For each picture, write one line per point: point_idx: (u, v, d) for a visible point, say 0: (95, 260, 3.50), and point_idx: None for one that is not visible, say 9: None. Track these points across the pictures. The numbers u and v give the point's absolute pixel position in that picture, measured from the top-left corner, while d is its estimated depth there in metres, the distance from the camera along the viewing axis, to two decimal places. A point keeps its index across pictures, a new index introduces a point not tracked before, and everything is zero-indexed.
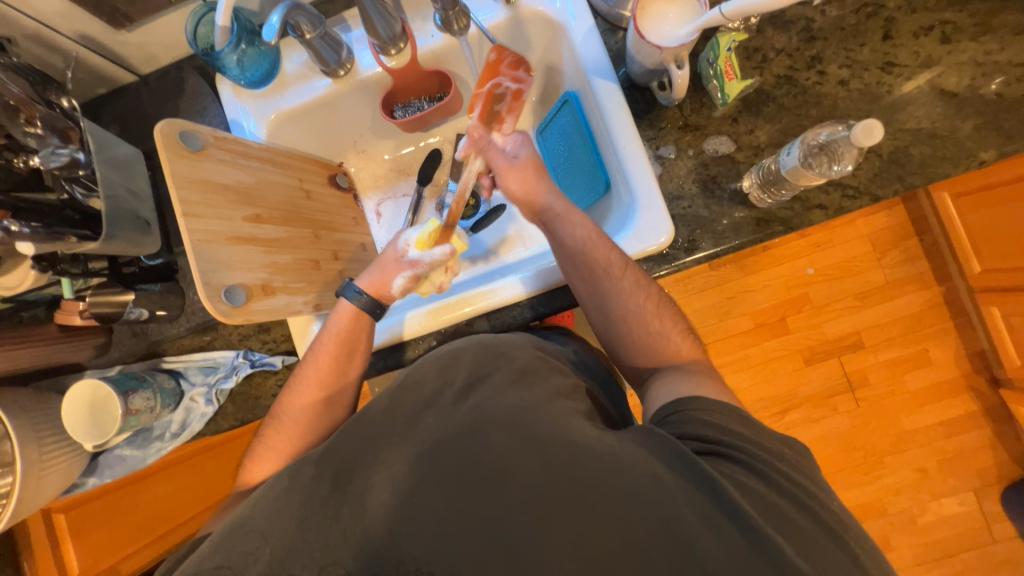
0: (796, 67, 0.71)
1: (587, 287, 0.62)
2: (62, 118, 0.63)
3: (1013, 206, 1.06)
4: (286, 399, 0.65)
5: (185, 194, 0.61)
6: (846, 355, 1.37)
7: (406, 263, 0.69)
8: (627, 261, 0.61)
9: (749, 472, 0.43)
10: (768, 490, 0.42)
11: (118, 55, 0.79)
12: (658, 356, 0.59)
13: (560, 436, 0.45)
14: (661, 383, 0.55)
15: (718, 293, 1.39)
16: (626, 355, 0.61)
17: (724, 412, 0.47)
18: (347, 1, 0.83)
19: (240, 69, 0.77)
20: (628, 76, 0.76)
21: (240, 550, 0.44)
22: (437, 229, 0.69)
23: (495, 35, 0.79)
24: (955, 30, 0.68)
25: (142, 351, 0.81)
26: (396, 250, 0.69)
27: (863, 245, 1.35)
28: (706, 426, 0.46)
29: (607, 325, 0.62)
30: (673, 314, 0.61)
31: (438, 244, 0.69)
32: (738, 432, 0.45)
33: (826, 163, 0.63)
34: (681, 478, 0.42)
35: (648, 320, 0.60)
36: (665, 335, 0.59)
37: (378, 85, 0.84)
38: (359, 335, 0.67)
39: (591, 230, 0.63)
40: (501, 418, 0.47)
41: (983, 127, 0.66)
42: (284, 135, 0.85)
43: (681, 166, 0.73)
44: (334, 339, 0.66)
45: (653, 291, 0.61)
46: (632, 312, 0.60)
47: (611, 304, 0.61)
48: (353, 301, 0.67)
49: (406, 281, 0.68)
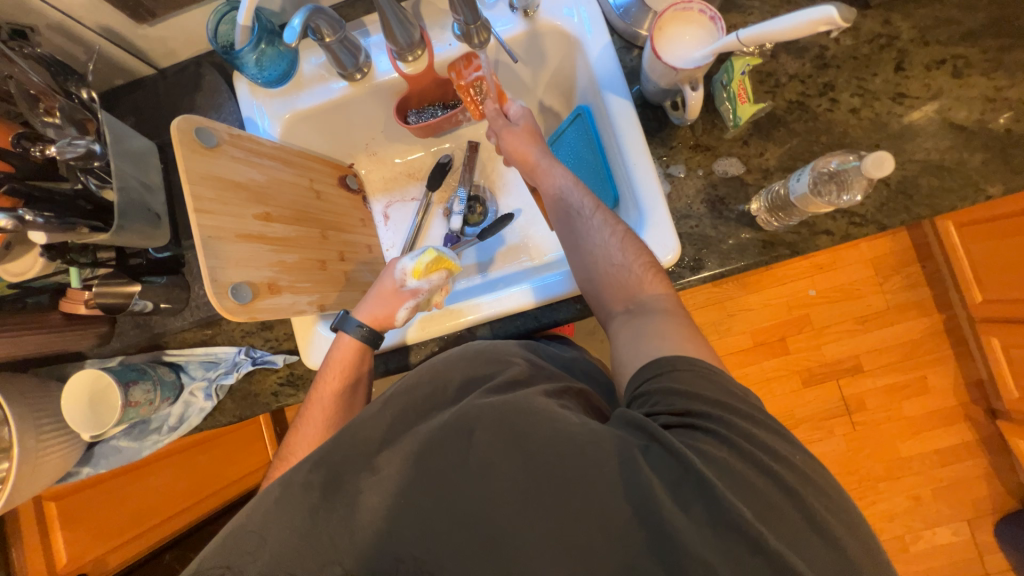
0: (808, 93, 0.72)
1: (564, 230, 0.64)
2: (81, 109, 0.64)
3: (1016, 237, 1.06)
4: (299, 429, 0.66)
5: (198, 190, 0.61)
6: (844, 378, 1.36)
7: (407, 294, 0.71)
8: (598, 203, 0.63)
9: (717, 439, 0.42)
10: (735, 457, 0.40)
11: (138, 48, 0.80)
12: (627, 292, 0.58)
13: (553, 446, 0.43)
14: (634, 327, 0.54)
15: (718, 309, 1.40)
16: (596, 296, 0.61)
17: (690, 376, 0.45)
18: (367, 6, 0.84)
19: (258, 68, 0.78)
20: (642, 94, 0.77)
21: (240, 549, 0.44)
22: (434, 258, 0.71)
23: (513, 47, 0.80)
24: (967, 64, 0.69)
25: (144, 343, 0.81)
26: (395, 281, 0.70)
27: (865, 270, 1.36)
28: (672, 394, 0.45)
29: (581, 269, 0.62)
30: (641, 252, 0.60)
31: (436, 271, 0.71)
32: (705, 395, 0.44)
33: (835, 192, 0.63)
34: (651, 455, 0.41)
35: (617, 257, 0.60)
36: (633, 270, 0.58)
37: (393, 90, 0.85)
38: (362, 363, 0.69)
39: (570, 179, 0.67)
40: (489, 414, 0.46)
41: (990, 161, 0.67)
42: (297, 135, 0.85)
43: (690, 185, 0.73)
44: (338, 373, 0.67)
45: (620, 228, 0.62)
46: (599, 246, 0.60)
47: (585, 246, 0.62)
48: (354, 334, 0.68)
49: (410, 310, 0.70)
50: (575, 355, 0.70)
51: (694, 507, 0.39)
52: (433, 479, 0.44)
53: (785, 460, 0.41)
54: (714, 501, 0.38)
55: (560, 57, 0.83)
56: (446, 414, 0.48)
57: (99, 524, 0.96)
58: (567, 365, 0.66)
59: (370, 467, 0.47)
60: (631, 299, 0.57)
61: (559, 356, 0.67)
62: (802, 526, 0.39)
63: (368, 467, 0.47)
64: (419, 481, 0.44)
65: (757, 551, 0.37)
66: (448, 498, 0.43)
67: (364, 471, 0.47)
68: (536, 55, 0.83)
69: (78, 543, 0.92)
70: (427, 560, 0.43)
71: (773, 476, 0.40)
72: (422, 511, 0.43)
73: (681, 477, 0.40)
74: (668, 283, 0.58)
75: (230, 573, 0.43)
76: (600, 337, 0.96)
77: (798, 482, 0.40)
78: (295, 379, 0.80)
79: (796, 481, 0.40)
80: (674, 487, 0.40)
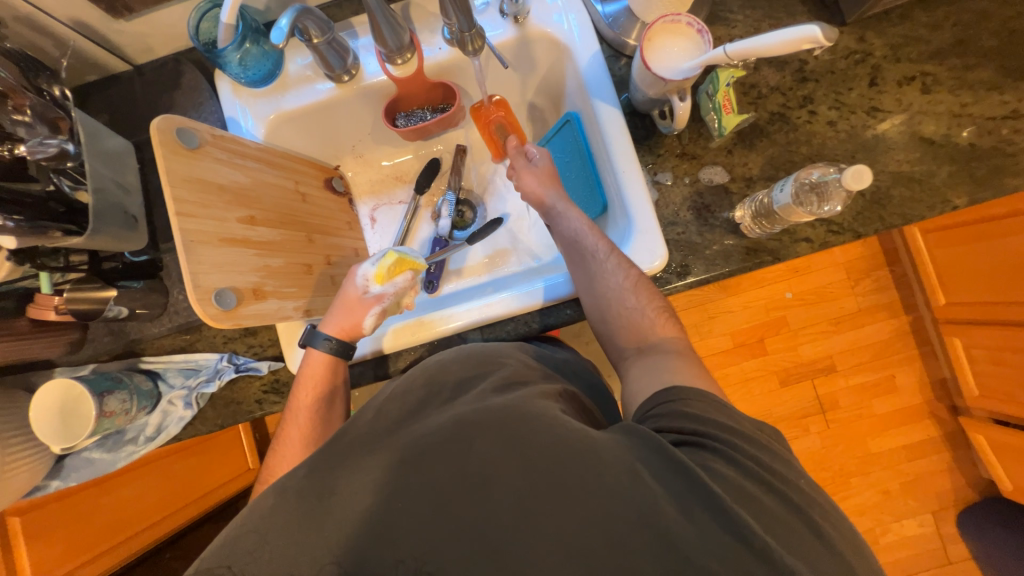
0: (789, 105, 0.75)
1: (580, 273, 0.66)
2: (53, 107, 0.61)
3: (978, 244, 1.12)
4: (278, 451, 0.65)
5: (179, 193, 0.59)
6: (819, 377, 1.41)
7: (372, 300, 0.69)
8: (613, 247, 0.64)
9: (724, 458, 0.43)
10: (742, 476, 0.42)
11: (114, 44, 0.76)
12: (639, 334, 0.60)
13: (551, 450, 0.43)
14: (647, 367, 0.56)
15: (700, 312, 1.43)
16: (609, 336, 0.63)
17: (703, 404, 0.47)
18: (355, 8, 0.83)
19: (242, 67, 0.76)
20: (630, 102, 0.78)
21: (241, 549, 0.43)
22: (395, 261, 0.69)
23: (502, 52, 0.80)
24: (935, 81, 0.72)
25: (120, 350, 0.78)
26: (357, 288, 0.68)
27: (838, 273, 1.41)
28: (682, 416, 0.46)
29: (595, 311, 0.64)
30: (654, 295, 0.62)
31: (399, 274, 0.70)
32: (713, 419, 0.46)
33: (815, 203, 0.66)
34: (657, 469, 0.42)
35: (632, 300, 0.61)
36: (646, 315, 0.60)
37: (381, 93, 0.84)
38: (336, 377, 0.68)
39: (584, 221, 0.67)
40: (488, 418, 0.46)
41: (956, 174, 0.70)
42: (281, 136, 0.83)
43: (677, 193, 0.75)
44: (311, 390, 0.66)
45: (634, 273, 0.62)
46: (614, 292, 0.62)
47: (599, 291, 0.63)
48: (324, 348, 0.67)
49: (377, 317, 0.69)
50: (567, 355, 0.70)
51: (693, 511, 0.40)
52: (428, 485, 0.44)
53: (782, 475, 0.43)
54: (721, 513, 0.39)
55: (549, 64, 0.83)
56: (441, 420, 0.48)
57: (69, 538, 0.92)
58: (561, 366, 0.66)
59: (363, 475, 0.46)
60: (643, 341, 0.60)
61: (552, 359, 0.67)
62: (792, 525, 0.40)
63: (362, 468, 0.47)
64: (414, 487, 0.44)
65: (751, 549, 0.38)
66: (444, 505, 0.43)
67: (357, 479, 0.46)
68: (525, 61, 0.83)
69: (45, 559, 0.87)
70: (427, 559, 0.41)
71: (778, 495, 0.41)
72: (418, 519, 0.43)
73: (685, 489, 0.41)
74: (679, 325, 0.61)
75: (231, 572, 0.42)
76: (586, 340, 0.97)
77: (792, 491, 0.42)
78: (280, 387, 0.78)
79: (800, 499, 0.42)
80: (679, 497, 0.41)
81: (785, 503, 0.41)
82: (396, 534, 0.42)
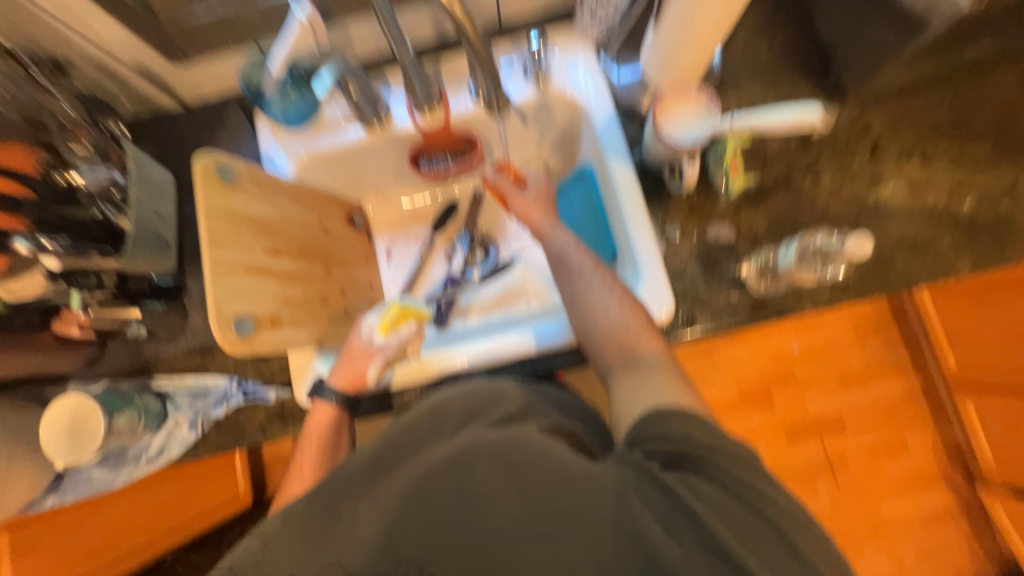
0: (793, 170, 0.78)
1: (565, 290, 0.66)
2: (112, 143, 0.69)
3: (996, 309, 1.12)
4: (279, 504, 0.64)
5: (212, 224, 0.63)
6: (829, 436, 1.38)
7: (375, 352, 0.70)
8: (597, 264, 0.65)
9: (707, 478, 0.43)
10: (724, 495, 0.42)
11: (166, 83, 0.81)
12: (626, 348, 0.60)
13: (546, 470, 0.43)
14: (633, 381, 0.57)
15: (706, 360, 1.42)
16: (596, 349, 0.63)
17: (689, 426, 0.45)
18: (390, 63, 0.90)
19: (282, 111, 0.83)
20: (642, 159, 0.81)
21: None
22: (398, 313, 0.70)
23: (523, 108, 0.85)
24: (933, 155, 0.76)
25: (134, 369, 0.80)
26: (362, 340, 0.69)
27: (848, 331, 1.40)
28: (666, 440, 0.45)
29: (582, 326, 0.64)
30: (638, 310, 0.63)
31: (404, 324, 0.71)
32: (697, 439, 0.44)
33: (820, 265, 0.71)
34: (643, 491, 0.42)
35: (617, 314, 0.62)
36: (630, 328, 0.61)
37: (407, 141, 0.89)
38: (341, 431, 0.69)
39: (571, 241, 0.67)
40: (489, 451, 0.45)
41: (958, 242, 0.73)
42: (312, 175, 0.88)
43: (685, 247, 0.77)
44: (314, 439, 0.67)
45: (617, 289, 0.64)
46: (597, 304, 0.63)
47: (583, 303, 0.64)
48: (331, 401, 0.68)
49: (379, 367, 0.70)
50: (571, 395, 0.70)
51: (681, 532, 0.40)
52: (428, 515, 0.43)
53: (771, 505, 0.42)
54: (701, 527, 0.40)
55: (566, 120, 0.88)
56: (440, 451, 0.46)
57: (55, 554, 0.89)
58: (566, 406, 0.66)
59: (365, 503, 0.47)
60: (629, 353, 0.60)
61: (563, 399, 0.67)
62: (784, 559, 0.40)
63: (361, 502, 0.47)
64: (412, 511, 0.43)
65: None
66: (446, 536, 0.43)
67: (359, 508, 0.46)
68: (543, 117, 0.88)
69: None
70: None
71: (761, 513, 0.41)
72: (420, 561, 0.42)
73: (669, 509, 0.41)
74: (662, 339, 0.61)
75: None
76: (589, 383, 0.97)
77: (787, 524, 0.41)
78: (285, 415, 0.79)
79: (783, 520, 0.41)
80: (665, 519, 0.40)
81: (778, 533, 0.41)
82: (395, 561, 0.42)
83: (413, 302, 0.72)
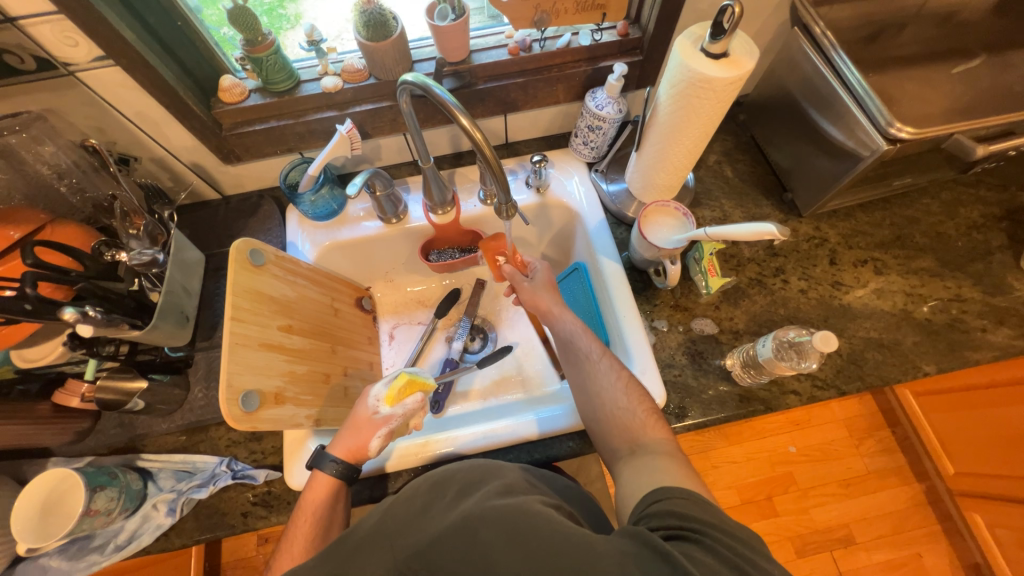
0: (764, 274, 0.88)
1: (573, 373, 0.71)
2: (159, 226, 0.75)
3: (983, 414, 1.15)
4: None
5: (238, 301, 0.68)
6: (838, 549, 1.31)
7: (380, 421, 0.70)
8: (604, 349, 0.70)
9: (705, 548, 0.44)
10: (720, 566, 0.42)
11: (214, 179, 0.94)
12: (630, 434, 0.62)
13: (548, 536, 0.43)
14: (636, 468, 0.58)
15: (702, 459, 1.39)
16: (602, 434, 0.65)
17: (689, 500, 0.48)
18: (411, 171, 1.04)
19: (311, 206, 0.92)
20: (630, 259, 0.91)
21: None
22: (405, 383, 0.71)
23: (526, 212, 0.97)
24: (884, 265, 0.87)
25: (121, 445, 0.78)
26: (367, 410, 0.70)
27: (839, 430, 1.42)
28: (666, 513, 0.47)
29: (588, 410, 0.67)
30: (643, 397, 0.66)
31: (409, 395, 0.72)
32: (695, 513, 0.47)
33: (795, 359, 0.73)
34: (642, 560, 0.42)
35: (623, 400, 0.65)
36: (637, 415, 0.63)
37: (420, 234, 1.00)
38: (337, 503, 0.67)
39: (578, 325, 0.74)
40: (492, 515, 0.46)
41: (921, 344, 0.80)
42: (328, 260, 0.97)
43: (672, 339, 0.83)
44: (308, 516, 0.65)
45: (624, 374, 0.68)
46: (605, 388, 0.66)
47: (591, 387, 0.67)
48: (328, 471, 0.67)
49: (383, 439, 0.69)
50: (569, 482, 0.70)
51: None
52: None
53: None
54: None
55: (563, 224, 1.01)
56: (450, 516, 0.48)
57: None
58: (564, 492, 0.65)
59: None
60: (634, 440, 0.61)
61: (564, 487, 0.67)
62: None
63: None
64: None
65: None
66: None
67: None
68: (543, 220, 1.00)
69: None
70: None
71: None
72: None
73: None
74: (668, 428, 0.63)
75: None
76: (584, 475, 0.95)
77: None
78: (270, 500, 0.76)
79: None
80: None
81: None
82: None
83: (416, 374, 0.75)
